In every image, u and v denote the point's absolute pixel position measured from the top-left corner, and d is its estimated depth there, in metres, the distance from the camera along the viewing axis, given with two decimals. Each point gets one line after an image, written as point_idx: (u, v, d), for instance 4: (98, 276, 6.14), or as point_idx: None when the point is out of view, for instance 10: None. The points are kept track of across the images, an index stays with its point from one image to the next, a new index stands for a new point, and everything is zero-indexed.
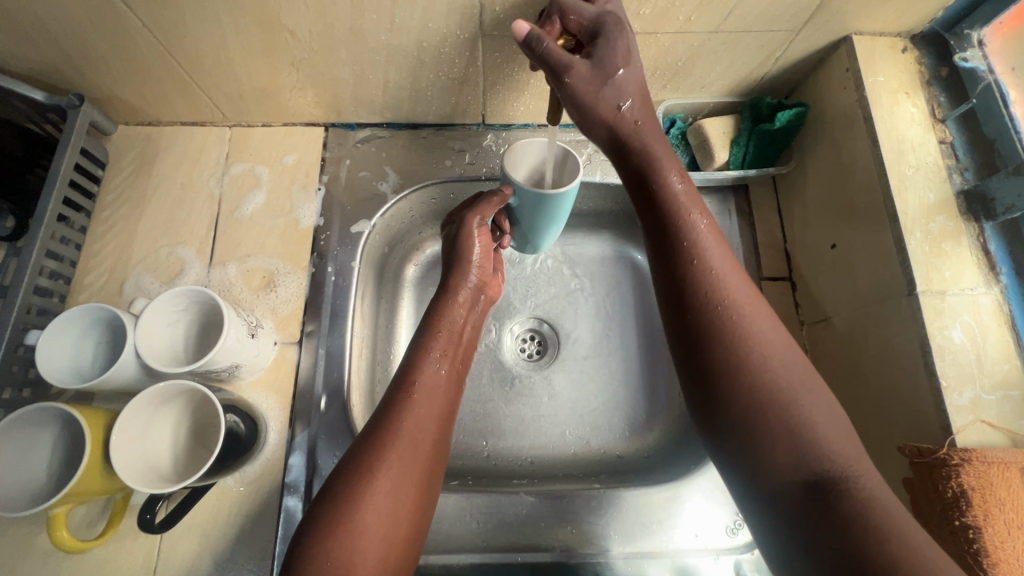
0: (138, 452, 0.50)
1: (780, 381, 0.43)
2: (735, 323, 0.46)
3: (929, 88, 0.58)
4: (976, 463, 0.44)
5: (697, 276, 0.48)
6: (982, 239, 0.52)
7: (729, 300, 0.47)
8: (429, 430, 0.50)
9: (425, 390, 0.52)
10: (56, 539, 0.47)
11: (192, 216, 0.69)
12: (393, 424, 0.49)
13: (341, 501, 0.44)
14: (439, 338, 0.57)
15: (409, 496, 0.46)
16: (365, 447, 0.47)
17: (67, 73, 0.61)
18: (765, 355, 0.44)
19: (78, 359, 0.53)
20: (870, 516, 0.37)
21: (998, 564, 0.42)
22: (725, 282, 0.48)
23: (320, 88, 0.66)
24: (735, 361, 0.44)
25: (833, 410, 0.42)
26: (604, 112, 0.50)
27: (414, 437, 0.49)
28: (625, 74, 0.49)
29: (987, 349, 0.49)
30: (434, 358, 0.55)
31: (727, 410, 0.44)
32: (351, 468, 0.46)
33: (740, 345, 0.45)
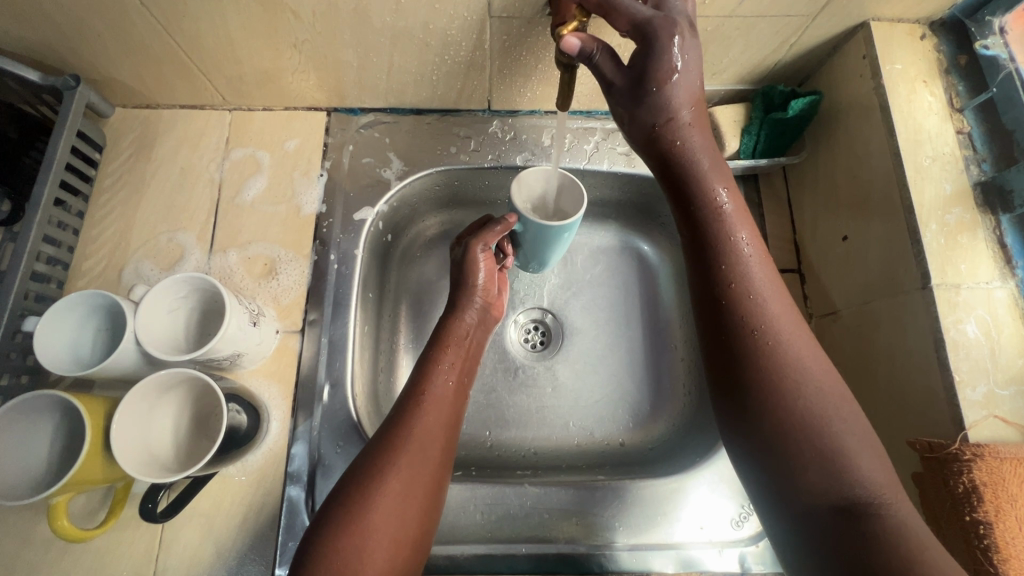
0: (140, 442, 0.49)
1: (812, 400, 0.43)
2: (772, 342, 0.46)
3: (947, 76, 0.57)
4: (989, 459, 0.44)
5: (736, 291, 0.48)
6: (999, 232, 0.51)
7: (771, 317, 0.47)
8: (439, 439, 0.49)
9: (435, 399, 0.52)
10: (57, 528, 0.46)
11: (191, 201, 0.68)
12: (402, 431, 0.48)
13: (353, 499, 0.44)
14: (447, 352, 0.57)
15: (418, 500, 0.46)
16: (377, 452, 0.47)
17: (63, 53, 0.60)
18: (802, 375, 0.44)
19: (77, 346, 0.52)
20: (903, 540, 0.37)
21: (1007, 560, 0.42)
22: (765, 298, 0.47)
23: (323, 72, 0.65)
24: (772, 380, 0.44)
25: (866, 431, 0.43)
26: (650, 121, 0.51)
27: (423, 446, 0.48)
28: (678, 80, 0.49)
29: (1002, 344, 0.48)
30: (443, 370, 0.55)
31: (759, 428, 0.44)
32: (362, 471, 0.46)
33: (779, 365, 0.45)
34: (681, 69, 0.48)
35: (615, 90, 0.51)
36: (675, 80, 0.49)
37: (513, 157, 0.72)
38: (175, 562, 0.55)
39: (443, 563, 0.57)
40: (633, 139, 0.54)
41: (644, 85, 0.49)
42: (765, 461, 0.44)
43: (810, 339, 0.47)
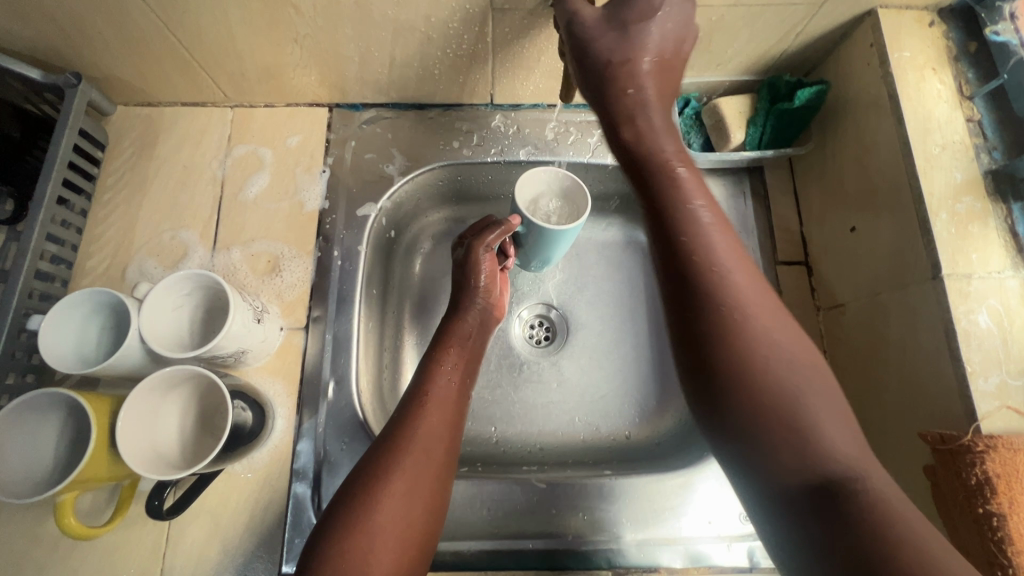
0: (147, 440, 0.49)
1: (780, 372, 0.40)
2: (731, 308, 0.43)
3: (957, 64, 0.56)
4: (1003, 450, 0.43)
5: (696, 262, 0.45)
6: (1010, 221, 0.51)
7: (728, 282, 0.44)
8: (442, 439, 0.49)
9: (438, 399, 0.52)
10: (63, 526, 0.46)
11: (194, 199, 0.67)
12: (406, 430, 0.48)
13: (358, 499, 0.43)
14: (450, 354, 0.57)
15: (422, 497, 0.45)
16: (380, 452, 0.47)
17: (63, 51, 0.59)
18: (766, 346, 0.41)
19: (82, 345, 0.52)
20: (885, 517, 0.33)
21: (1021, 552, 0.41)
22: (723, 264, 0.45)
23: (324, 67, 0.64)
24: (736, 353, 0.42)
25: (836, 400, 0.39)
26: (615, 70, 0.50)
27: (427, 446, 0.48)
28: (653, 25, 0.50)
29: (1016, 334, 0.47)
30: (443, 370, 0.55)
31: (727, 406, 0.41)
32: (368, 472, 0.45)
33: (739, 334, 0.42)
34: (660, 15, 0.49)
35: (579, 29, 0.49)
36: (642, 23, 0.49)
37: (517, 152, 0.72)
38: (182, 560, 0.55)
39: (450, 560, 0.56)
40: (590, 96, 0.52)
41: (616, 23, 0.49)
42: (738, 443, 0.40)
43: (776, 309, 0.44)
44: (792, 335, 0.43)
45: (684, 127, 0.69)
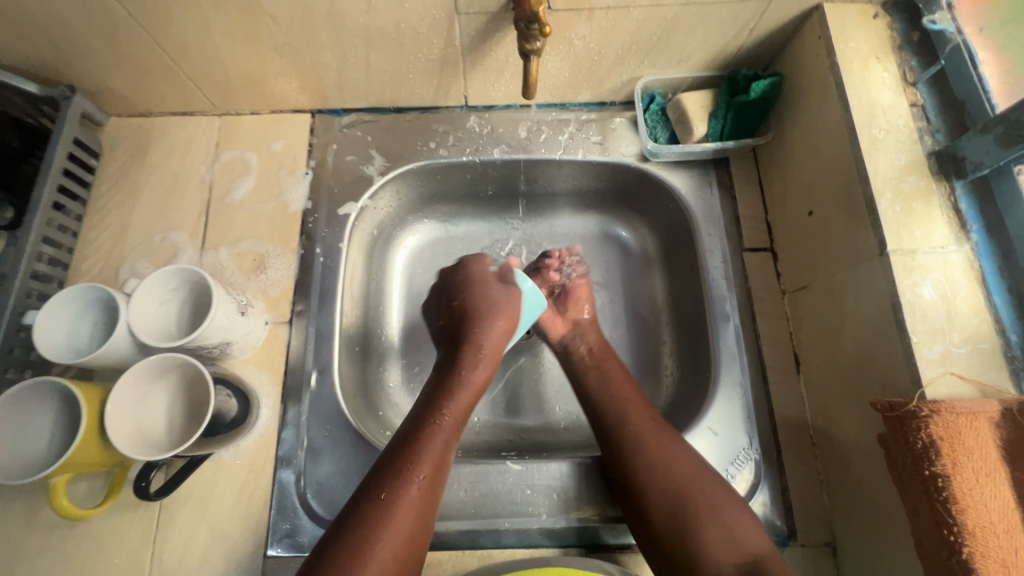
0: (134, 426, 0.52)
1: (684, 485, 0.53)
2: (664, 470, 0.55)
3: (901, 53, 0.59)
4: (945, 414, 0.45)
5: (628, 437, 0.58)
6: (953, 198, 0.53)
7: (654, 450, 0.56)
8: (426, 501, 0.49)
9: (433, 456, 0.51)
10: (57, 506, 0.49)
11: (183, 202, 0.71)
12: (392, 496, 0.47)
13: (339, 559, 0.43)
14: (449, 405, 0.55)
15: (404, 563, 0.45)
16: (364, 522, 0.46)
17: (58, 66, 0.63)
18: (682, 484, 0.53)
19: (74, 338, 0.55)
20: None
21: (965, 510, 0.43)
22: (648, 437, 0.57)
23: (304, 74, 0.68)
24: (668, 502, 0.53)
25: (732, 500, 0.53)
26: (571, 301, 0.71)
27: (413, 517, 0.47)
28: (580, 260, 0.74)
29: (959, 305, 0.49)
30: (441, 421, 0.54)
31: (654, 541, 0.53)
32: (349, 537, 0.45)
33: (661, 486, 0.54)
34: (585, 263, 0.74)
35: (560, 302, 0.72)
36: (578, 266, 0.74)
37: (491, 150, 0.74)
38: (172, 543, 0.58)
39: (429, 539, 0.59)
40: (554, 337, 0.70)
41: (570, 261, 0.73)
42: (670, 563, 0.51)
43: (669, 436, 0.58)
44: (713, 484, 0.54)
45: (651, 122, 0.72)
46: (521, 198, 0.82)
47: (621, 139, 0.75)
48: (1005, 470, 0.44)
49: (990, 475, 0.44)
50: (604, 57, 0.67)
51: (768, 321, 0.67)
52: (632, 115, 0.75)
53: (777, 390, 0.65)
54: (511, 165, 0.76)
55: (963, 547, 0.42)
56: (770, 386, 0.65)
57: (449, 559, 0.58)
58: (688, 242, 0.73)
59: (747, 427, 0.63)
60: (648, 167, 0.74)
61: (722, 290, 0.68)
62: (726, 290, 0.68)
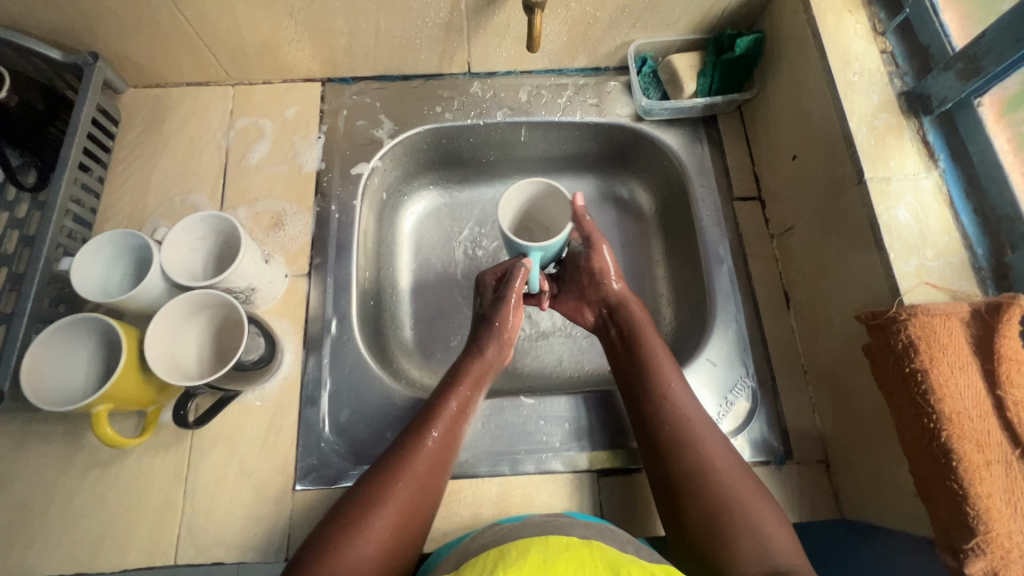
0: (170, 361, 0.55)
1: (732, 486, 0.52)
2: (711, 481, 0.53)
3: (870, 7, 0.64)
4: (922, 316, 0.50)
5: (694, 442, 0.55)
6: (922, 132, 0.58)
7: (717, 469, 0.53)
8: (431, 467, 0.54)
9: (443, 425, 0.57)
10: (101, 435, 0.52)
11: (201, 166, 0.74)
12: (401, 467, 0.52)
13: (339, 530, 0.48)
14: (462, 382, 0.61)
15: (404, 536, 0.50)
16: (366, 490, 0.51)
17: (82, 33, 0.66)
18: (727, 502, 0.51)
19: (107, 282, 0.58)
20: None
21: (942, 398, 0.48)
22: (708, 447, 0.55)
23: (317, 41, 0.72)
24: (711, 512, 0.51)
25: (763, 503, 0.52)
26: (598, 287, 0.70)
27: (417, 491, 0.52)
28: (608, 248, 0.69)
29: (930, 224, 0.54)
30: (454, 393, 0.60)
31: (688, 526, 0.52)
32: (350, 510, 0.50)
33: (702, 494, 0.52)
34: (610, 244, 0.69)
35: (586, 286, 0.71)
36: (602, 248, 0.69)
37: (494, 114, 0.79)
38: (203, 481, 0.60)
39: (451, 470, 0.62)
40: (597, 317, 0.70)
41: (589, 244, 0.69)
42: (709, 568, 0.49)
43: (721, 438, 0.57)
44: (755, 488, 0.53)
45: (644, 83, 0.77)
46: (522, 162, 0.86)
47: (615, 101, 0.79)
48: (977, 364, 0.49)
49: (965, 368, 0.49)
50: (599, 21, 0.72)
51: (759, 262, 0.72)
52: (625, 79, 0.80)
53: (770, 325, 0.69)
54: (514, 127, 0.80)
55: (941, 431, 0.47)
56: (763, 321, 0.70)
57: (469, 486, 0.61)
58: (681, 195, 0.78)
59: (743, 358, 0.68)
60: (642, 126, 0.78)
61: (715, 235, 0.73)
62: (718, 235, 0.73)
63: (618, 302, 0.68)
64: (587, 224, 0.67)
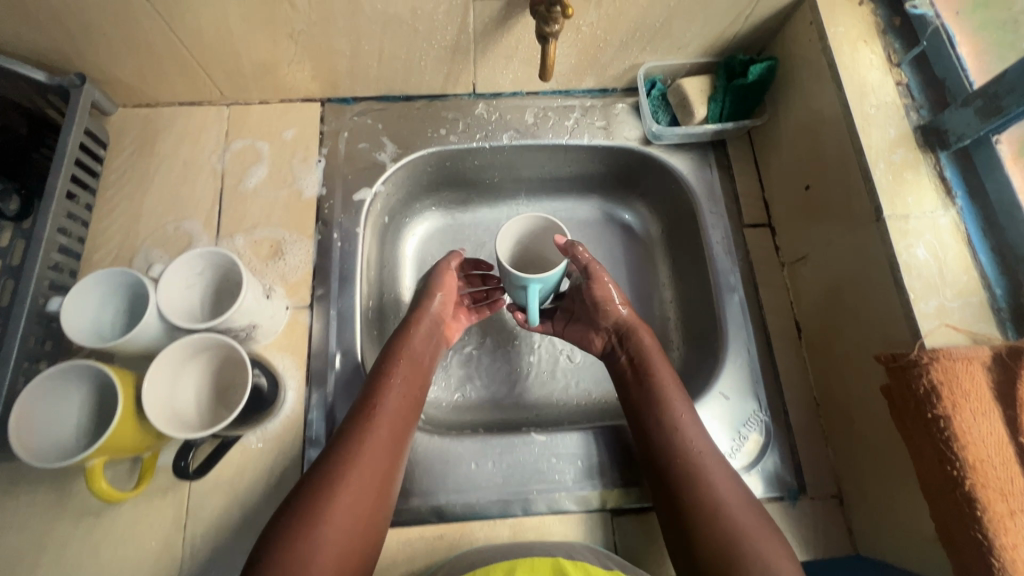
0: (168, 407, 0.53)
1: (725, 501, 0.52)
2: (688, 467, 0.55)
3: (885, 36, 0.63)
4: (944, 360, 0.49)
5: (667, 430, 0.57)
6: (939, 167, 0.58)
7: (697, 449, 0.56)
8: (386, 452, 0.54)
9: (386, 417, 0.56)
10: (95, 489, 0.49)
11: (196, 191, 0.71)
12: (350, 461, 0.51)
13: (297, 526, 0.47)
14: (400, 365, 0.60)
15: (360, 534, 0.49)
16: (317, 485, 0.50)
17: (69, 54, 0.63)
18: (726, 517, 0.51)
19: (98, 321, 0.55)
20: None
21: (965, 446, 0.47)
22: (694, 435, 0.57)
23: (317, 62, 0.69)
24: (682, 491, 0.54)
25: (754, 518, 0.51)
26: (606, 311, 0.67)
27: (365, 487, 0.51)
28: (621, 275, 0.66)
29: (949, 263, 0.54)
30: (394, 380, 0.59)
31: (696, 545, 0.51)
32: (302, 513, 0.48)
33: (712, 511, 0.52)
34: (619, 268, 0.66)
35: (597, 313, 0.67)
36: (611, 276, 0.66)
37: (500, 136, 0.77)
38: (203, 528, 0.58)
39: (461, 511, 0.61)
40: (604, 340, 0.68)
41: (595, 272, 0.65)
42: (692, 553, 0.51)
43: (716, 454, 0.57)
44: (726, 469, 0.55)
45: (653, 106, 0.76)
46: (526, 184, 0.84)
47: (623, 124, 0.78)
48: (998, 410, 0.49)
49: (987, 415, 0.48)
50: (609, 44, 0.70)
51: (770, 292, 0.71)
52: (633, 101, 0.79)
53: (782, 356, 0.69)
54: (519, 150, 0.78)
55: (966, 480, 0.47)
56: (775, 352, 0.69)
57: (481, 528, 0.60)
58: (690, 221, 0.77)
59: (756, 390, 0.67)
60: (650, 150, 0.77)
61: (725, 264, 0.72)
62: (728, 263, 0.72)
63: (625, 329, 0.66)
64: (583, 257, 0.64)
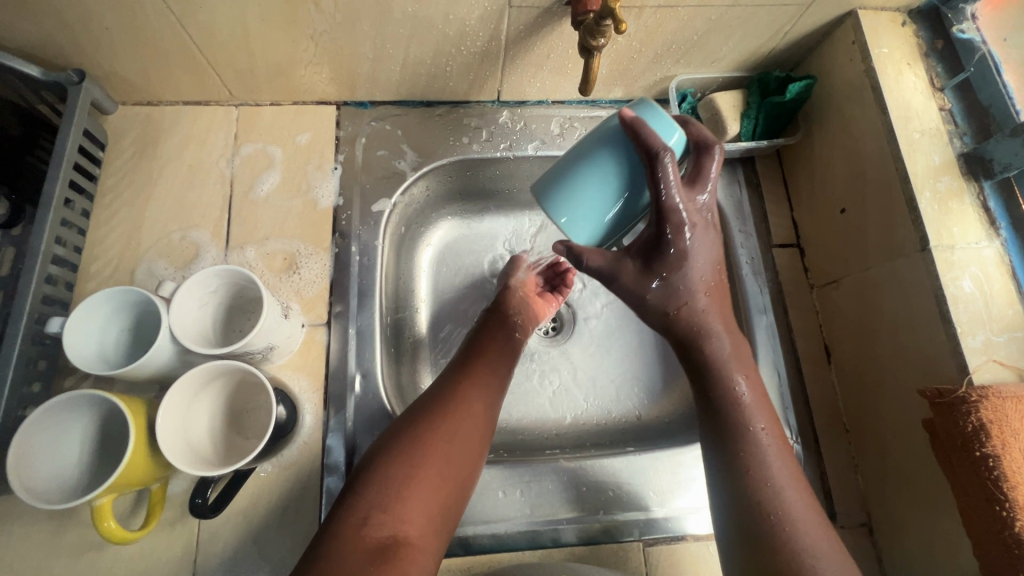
0: (183, 440, 0.49)
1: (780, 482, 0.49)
2: (748, 444, 0.51)
3: (928, 59, 0.62)
4: (993, 398, 0.48)
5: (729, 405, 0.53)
6: (982, 197, 0.57)
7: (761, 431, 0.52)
8: (480, 415, 0.54)
9: (476, 385, 0.56)
10: (102, 530, 0.45)
11: (202, 198, 0.66)
12: (437, 426, 0.51)
13: (377, 485, 0.47)
14: (495, 336, 0.62)
15: (445, 495, 0.48)
16: (404, 443, 0.49)
17: (66, 49, 0.58)
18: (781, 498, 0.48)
19: (103, 344, 0.52)
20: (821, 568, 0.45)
21: (1016, 486, 0.46)
22: (757, 416, 0.53)
23: (337, 64, 0.65)
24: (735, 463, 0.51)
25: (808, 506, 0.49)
26: (661, 308, 0.55)
27: (450, 451, 0.50)
28: (692, 265, 0.54)
29: (994, 297, 0.53)
30: (487, 352, 0.60)
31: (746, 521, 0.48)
32: (387, 471, 0.47)
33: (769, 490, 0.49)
34: (693, 253, 0.54)
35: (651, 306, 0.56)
36: (676, 271, 0.54)
37: (525, 146, 0.74)
38: (215, 564, 0.54)
39: (489, 542, 0.58)
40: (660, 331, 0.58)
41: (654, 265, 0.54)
42: (744, 529, 0.48)
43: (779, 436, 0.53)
44: (785, 449, 0.52)
45: (683, 119, 0.74)
46: None
47: None
48: None
49: None
50: (643, 56, 0.68)
51: (799, 314, 0.70)
52: None
53: (812, 381, 0.67)
54: (543, 161, 0.75)
55: (1015, 521, 0.46)
56: (805, 376, 0.68)
57: (510, 559, 0.58)
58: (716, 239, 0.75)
59: (786, 417, 0.65)
60: None
61: (755, 285, 0.70)
62: (758, 285, 0.70)
63: (693, 324, 0.55)
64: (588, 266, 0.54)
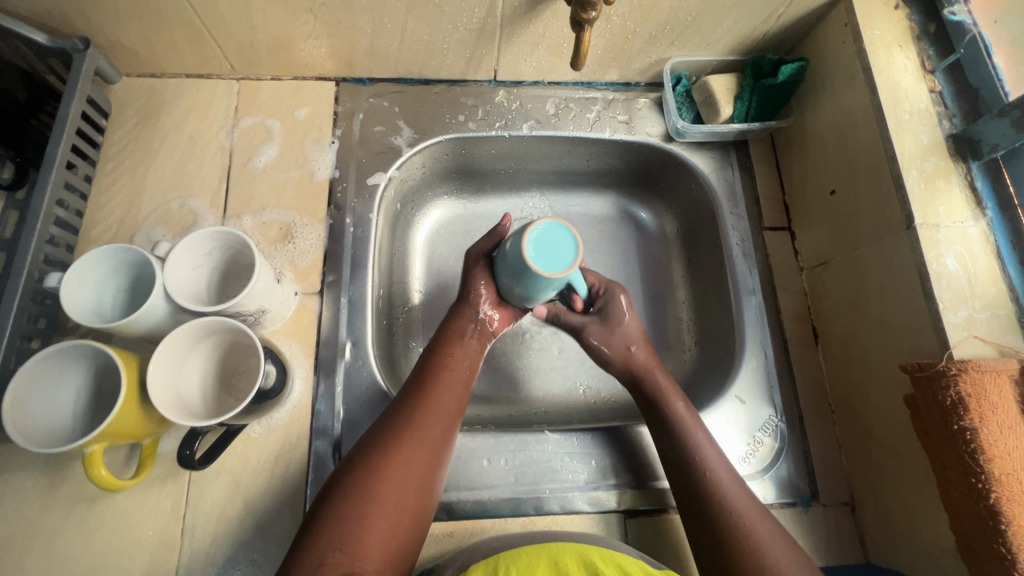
0: (174, 393, 0.50)
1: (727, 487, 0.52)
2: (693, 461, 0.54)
3: (919, 42, 0.62)
4: (972, 372, 0.48)
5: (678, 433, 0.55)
6: (970, 177, 0.57)
7: (697, 433, 0.55)
8: (439, 428, 0.52)
9: (432, 398, 0.54)
10: (94, 476, 0.46)
11: (202, 168, 0.68)
12: (393, 442, 0.50)
13: (337, 504, 0.46)
14: (452, 345, 0.59)
15: (408, 516, 0.47)
16: (359, 466, 0.48)
17: (72, 17, 0.59)
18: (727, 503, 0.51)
19: (99, 302, 0.53)
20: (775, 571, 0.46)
21: (992, 459, 0.46)
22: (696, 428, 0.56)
23: (336, 40, 0.66)
24: (693, 486, 0.53)
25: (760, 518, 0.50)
26: (615, 353, 0.61)
27: (406, 471, 0.49)
28: (630, 319, 0.61)
29: (979, 275, 0.53)
30: (446, 364, 0.57)
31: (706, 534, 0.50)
32: (341, 497, 0.46)
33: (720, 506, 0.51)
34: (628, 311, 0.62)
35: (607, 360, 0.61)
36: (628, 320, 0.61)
37: (520, 125, 0.74)
38: (204, 521, 0.55)
39: (473, 509, 0.59)
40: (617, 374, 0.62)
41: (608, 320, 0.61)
42: (699, 537, 0.50)
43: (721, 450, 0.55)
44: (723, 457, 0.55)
45: (677, 103, 0.74)
46: (541, 176, 0.82)
47: (646, 120, 0.76)
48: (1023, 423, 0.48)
49: (1012, 427, 0.48)
50: (638, 36, 0.68)
51: (788, 296, 0.70)
52: (656, 96, 0.77)
53: (799, 361, 0.68)
54: (538, 141, 0.76)
55: (991, 492, 0.46)
56: (792, 356, 0.68)
57: (492, 526, 0.59)
58: (709, 221, 0.75)
59: (771, 395, 0.66)
60: (673, 147, 0.75)
61: (745, 266, 0.71)
62: (747, 266, 0.71)
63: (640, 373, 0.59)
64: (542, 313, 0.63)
